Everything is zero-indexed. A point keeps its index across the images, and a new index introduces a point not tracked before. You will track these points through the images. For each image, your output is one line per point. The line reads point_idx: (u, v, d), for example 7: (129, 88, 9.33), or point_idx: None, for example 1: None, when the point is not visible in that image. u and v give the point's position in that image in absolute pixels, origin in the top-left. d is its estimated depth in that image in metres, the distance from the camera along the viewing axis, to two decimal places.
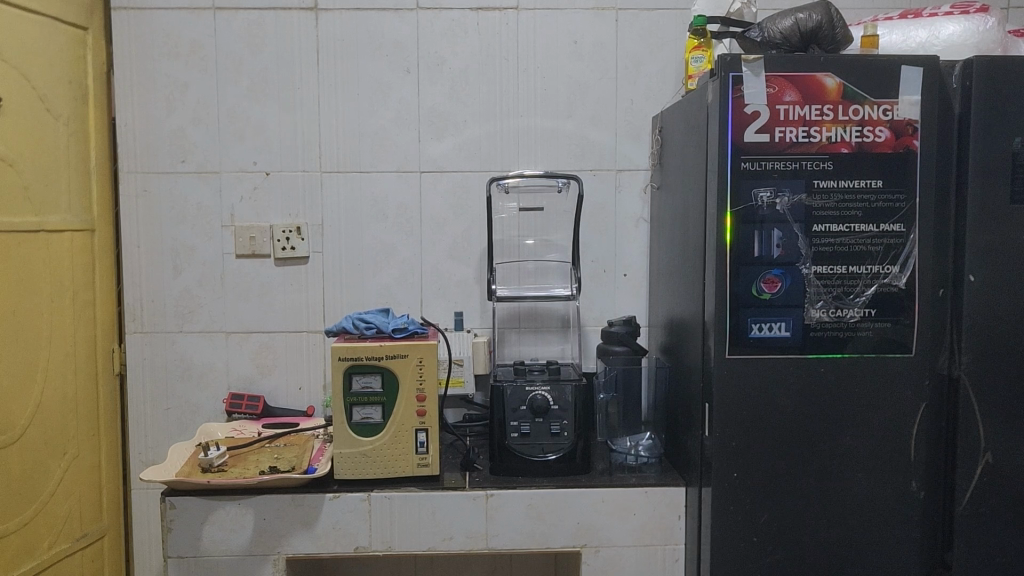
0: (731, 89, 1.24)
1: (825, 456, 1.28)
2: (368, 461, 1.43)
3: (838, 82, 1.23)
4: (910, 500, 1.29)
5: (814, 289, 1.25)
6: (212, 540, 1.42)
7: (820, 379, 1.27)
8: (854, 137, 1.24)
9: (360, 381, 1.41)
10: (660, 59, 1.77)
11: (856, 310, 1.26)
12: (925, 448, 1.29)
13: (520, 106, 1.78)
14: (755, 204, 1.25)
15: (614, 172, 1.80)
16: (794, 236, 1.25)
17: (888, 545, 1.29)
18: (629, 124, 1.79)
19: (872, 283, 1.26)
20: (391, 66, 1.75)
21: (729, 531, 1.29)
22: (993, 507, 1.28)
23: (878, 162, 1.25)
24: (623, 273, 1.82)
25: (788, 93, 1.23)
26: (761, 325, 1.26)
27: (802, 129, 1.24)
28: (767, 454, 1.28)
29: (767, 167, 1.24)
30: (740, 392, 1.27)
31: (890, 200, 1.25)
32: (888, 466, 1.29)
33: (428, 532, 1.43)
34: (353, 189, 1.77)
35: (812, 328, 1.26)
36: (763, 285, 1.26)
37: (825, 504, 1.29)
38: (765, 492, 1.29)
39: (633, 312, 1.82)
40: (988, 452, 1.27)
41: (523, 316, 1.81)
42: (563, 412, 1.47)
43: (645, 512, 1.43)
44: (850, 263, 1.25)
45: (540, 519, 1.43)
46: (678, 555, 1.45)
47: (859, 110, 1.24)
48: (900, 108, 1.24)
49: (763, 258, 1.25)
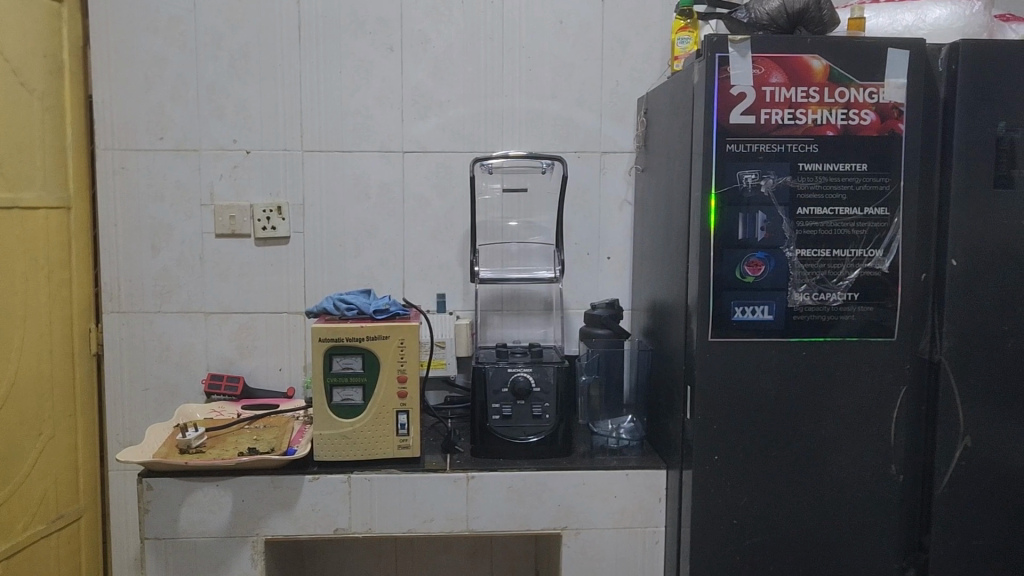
0: (718, 70, 1.23)
1: (805, 440, 1.28)
2: (348, 443, 1.42)
3: (825, 64, 1.23)
4: (889, 483, 1.29)
5: (797, 272, 1.25)
6: (190, 522, 1.41)
7: (803, 362, 1.27)
8: (840, 120, 1.23)
9: (341, 362, 1.40)
10: (646, 40, 1.76)
11: (840, 294, 1.26)
12: (905, 433, 1.29)
13: (506, 85, 1.76)
14: (741, 186, 1.24)
15: (598, 155, 1.78)
16: (778, 219, 1.24)
17: (864, 529, 1.30)
18: (615, 106, 1.77)
19: (855, 267, 1.25)
20: (375, 44, 1.73)
21: (709, 513, 1.29)
22: (971, 490, 1.29)
23: (863, 145, 1.24)
24: (606, 256, 1.81)
25: (775, 74, 1.23)
26: (744, 308, 1.26)
27: (788, 111, 1.23)
28: (748, 437, 1.28)
29: (752, 149, 1.23)
30: (723, 375, 1.27)
31: (876, 183, 1.25)
32: (868, 450, 1.29)
33: (408, 513, 1.42)
34: (335, 168, 1.75)
35: (795, 311, 1.26)
36: (746, 268, 1.25)
37: (804, 489, 1.29)
38: (746, 474, 1.29)
39: (616, 294, 1.82)
40: (967, 436, 1.28)
41: (506, 298, 1.80)
42: (545, 394, 1.46)
43: (626, 495, 1.43)
44: (834, 247, 1.25)
45: (520, 501, 1.42)
46: (658, 538, 1.45)
47: (846, 93, 1.23)
48: (886, 91, 1.24)
49: (747, 241, 1.25)
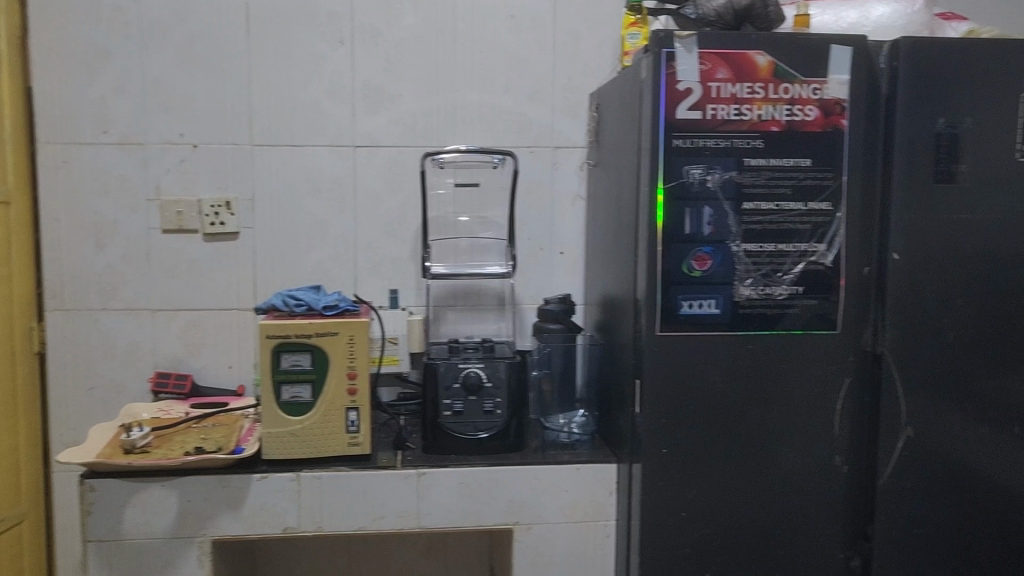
0: (664, 65, 1.23)
1: (751, 433, 1.30)
2: (297, 441, 1.40)
3: (769, 60, 1.24)
4: (833, 474, 1.31)
5: (743, 266, 1.26)
6: (135, 523, 1.38)
7: (749, 355, 1.28)
8: (784, 116, 1.25)
9: (290, 359, 1.39)
10: (598, 35, 1.76)
11: (785, 288, 1.27)
12: (848, 424, 1.31)
13: (458, 80, 1.75)
14: (687, 181, 1.25)
15: (551, 150, 1.78)
16: (724, 214, 1.25)
17: (810, 520, 1.32)
18: (567, 101, 1.78)
19: (800, 261, 1.27)
20: (325, 37, 1.71)
21: (657, 506, 1.30)
22: (912, 480, 1.31)
23: (807, 140, 1.26)
24: (559, 251, 1.81)
25: (720, 70, 1.23)
26: (691, 302, 1.26)
27: (733, 107, 1.24)
28: (696, 429, 1.29)
29: (698, 145, 1.24)
30: (671, 368, 1.28)
31: (820, 178, 1.26)
32: (812, 441, 1.30)
33: (359, 511, 1.40)
34: (285, 163, 1.73)
35: (741, 305, 1.27)
36: (693, 263, 1.26)
37: (751, 480, 1.30)
38: (694, 467, 1.30)
39: (568, 289, 1.82)
40: (908, 426, 1.30)
41: (459, 293, 1.79)
42: (496, 389, 1.46)
43: (577, 489, 1.43)
44: (778, 241, 1.26)
45: (472, 496, 1.42)
46: (609, 531, 1.45)
47: (790, 88, 1.25)
48: (829, 87, 1.25)
49: (693, 235, 1.26)
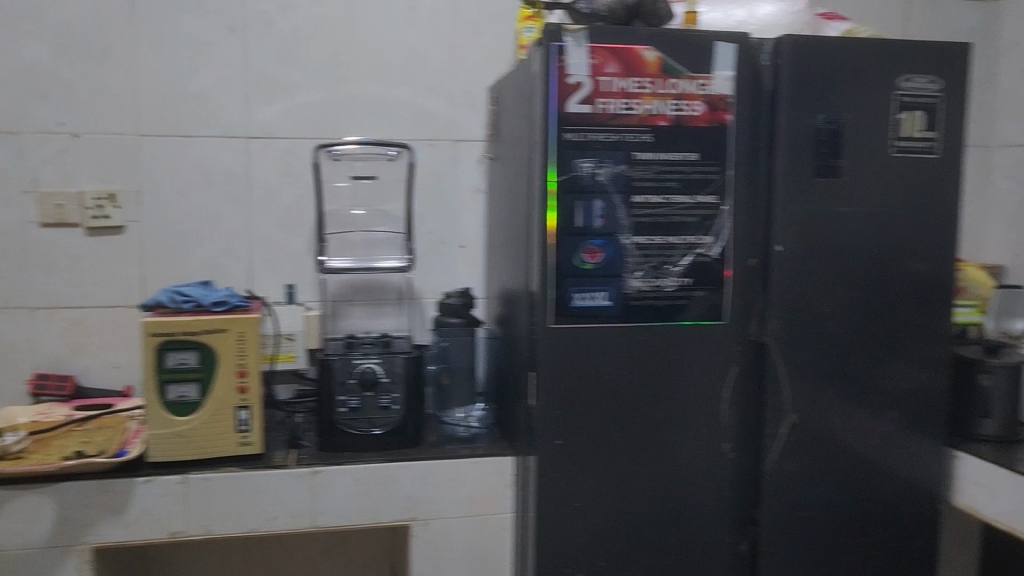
0: (555, 58, 1.23)
1: (642, 422, 1.32)
2: (184, 442, 1.35)
3: (657, 55, 1.26)
4: (721, 461, 1.35)
5: (633, 259, 1.28)
6: (8, 533, 1.31)
7: (640, 346, 1.30)
8: (672, 110, 1.27)
9: (175, 357, 1.34)
10: (497, 29, 1.76)
11: (674, 280, 1.29)
12: (735, 411, 1.35)
13: (355, 71, 1.72)
14: (578, 174, 1.26)
15: (450, 143, 1.77)
16: (614, 207, 1.27)
17: (699, 506, 1.35)
18: (466, 94, 1.77)
19: (688, 253, 1.29)
20: (215, 24, 1.65)
21: (551, 497, 1.31)
22: (796, 465, 1.36)
23: (694, 135, 1.28)
24: (459, 245, 1.80)
25: (609, 65, 1.25)
26: (583, 295, 1.28)
27: (623, 101, 1.26)
28: (589, 420, 1.30)
29: (589, 138, 1.25)
30: (563, 360, 1.29)
31: (706, 172, 1.29)
32: (701, 429, 1.34)
33: (250, 513, 1.37)
34: (174, 154, 1.66)
35: (632, 297, 1.29)
36: (585, 255, 1.27)
37: (642, 469, 1.33)
38: (587, 458, 1.31)
39: (469, 283, 1.81)
40: (792, 413, 1.34)
41: (358, 288, 1.76)
42: (393, 384, 1.45)
43: (474, 483, 1.43)
44: (667, 234, 1.29)
45: (367, 494, 1.40)
46: (507, 523, 1.46)
47: (677, 84, 1.27)
48: (715, 83, 1.28)
49: (585, 228, 1.27)
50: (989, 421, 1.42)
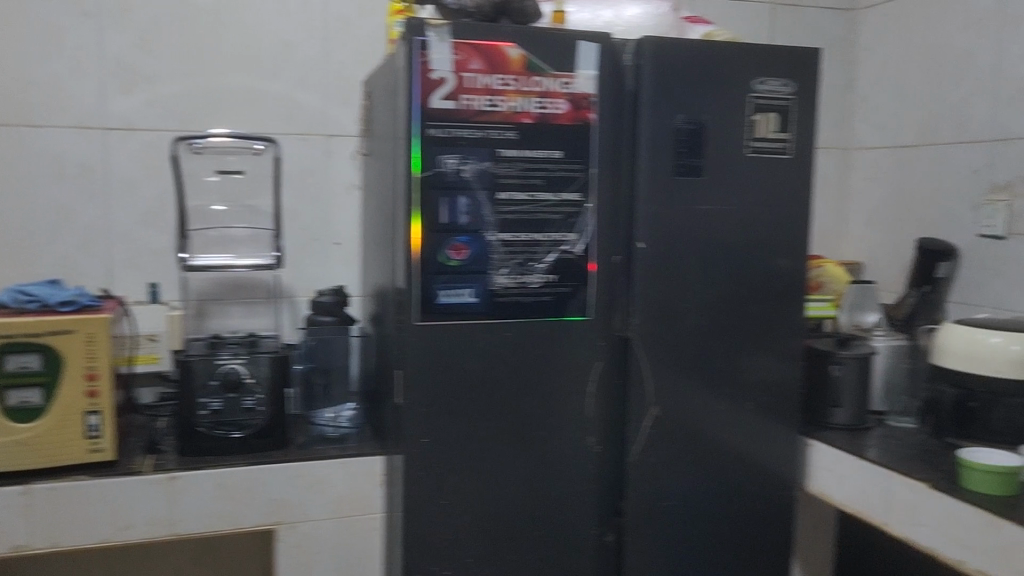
0: (418, 53, 1.22)
1: (509, 418, 1.32)
2: (25, 450, 1.27)
3: (521, 53, 1.26)
4: (587, 455, 1.37)
5: (498, 255, 1.28)
6: None
7: (507, 342, 1.30)
8: (536, 108, 1.28)
9: (16, 360, 1.27)
10: (370, 22, 1.74)
11: (539, 276, 1.30)
12: (600, 406, 1.37)
13: (221, 62, 1.66)
14: (442, 170, 1.25)
15: (323, 138, 1.73)
16: (479, 204, 1.27)
17: (566, 499, 1.37)
18: (340, 88, 1.73)
19: (553, 250, 1.31)
20: (66, 8, 1.56)
21: (417, 496, 1.30)
22: (659, 457, 1.39)
23: (558, 133, 1.29)
24: (334, 242, 1.76)
25: (473, 61, 1.24)
26: (449, 292, 1.27)
27: (486, 98, 1.25)
28: (455, 418, 1.30)
29: (453, 135, 1.25)
30: (429, 358, 1.28)
31: (571, 170, 1.30)
32: (568, 424, 1.35)
33: (100, 522, 1.30)
34: (22, 144, 1.57)
35: (497, 293, 1.29)
36: (450, 252, 1.26)
37: (510, 464, 1.33)
38: (454, 455, 1.31)
39: (344, 280, 1.78)
40: (655, 406, 1.38)
41: (228, 286, 1.70)
42: (257, 385, 1.41)
43: (342, 484, 1.40)
44: (532, 231, 1.29)
45: (229, 498, 1.35)
46: (377, 524, 1.44)
47: (541, 82, 1.28)
48: (578, 82, 1.30)
49: (449, 225, 1.26)
50: (840, 410, 1.50)
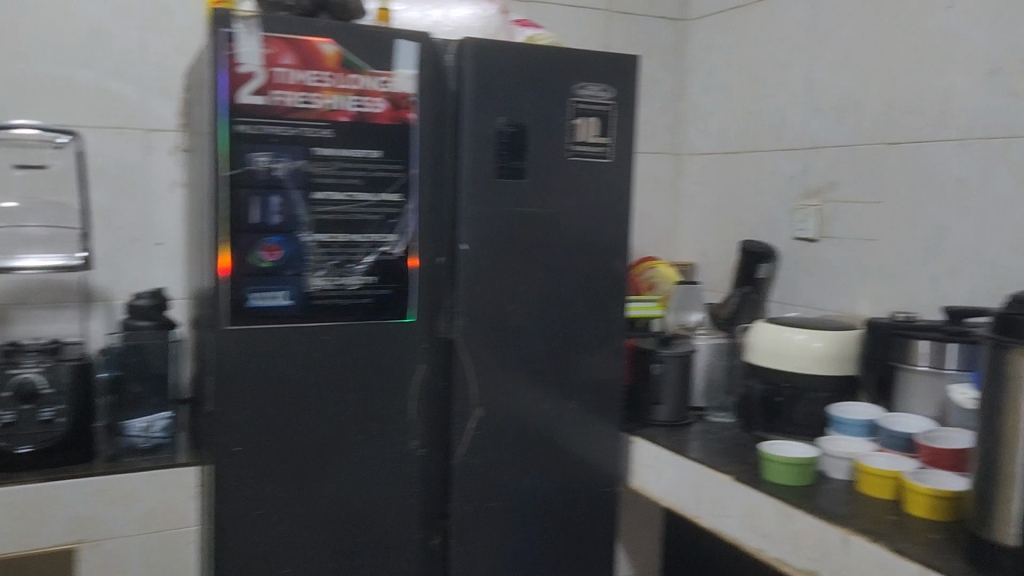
0: (225, 45, 1.17)
1: (328, 423, 1.29)
2: None
3: (336, 49, 1.23)
4: (410, 458, 1.35)
5: (314, 257, 1.25)
6: None
7: (325, 345, 1.27)
8: (353, 106, 1.25)
9: None
10: (193, 12, 1.66)
11: (357, 278, 1.28)
12: (424, 408, 1.36)
13: (23, 47, 1.54)
14: (253, 168, 1.20)
15: (142, 132, 1.64)
16: (294, 204, 1.23)
17: (389, 504, 1.35)
18: (160, 80, 1.64)
19: (372, 251, 1.28)
20: None
21: (230, 506, 1.24)
22: (484, 458, 1.39)
23: (377, 132, 1.27)
24: (155, 242, 1.67)
25: (285, 56, 1.20)
26: (261, 294, 1.22)
27: (300, 94, 1.22)
28: (270, 424, 1.25)
29: (264, 131, 1.20)
30: (241, 363, 1.22)
31: (390, 170, 1.29)
32: (390, 428, 1.33)
33: None
34: None
35: (314, 296, 1.25)
36: (262, 253, 1.22)
37: (330, 470, 1.30)
38: (270, 463, 1.26)
39: (167, 282, 1.69)
40: (479, 407, 1.38)
41: (34, 289, 1.58)
42: (57, 395, 1.31)
43: (153, 497, 1.33)
44: (350, 232, 1.27)
45: (22, 518, 1.25)
46: (192, 537, 1.37)
47: (358, 80, 1.25)
48: (397, 81, 1.28)
49: (261, 225, 1.21)
50: (661, 407, 1.55)
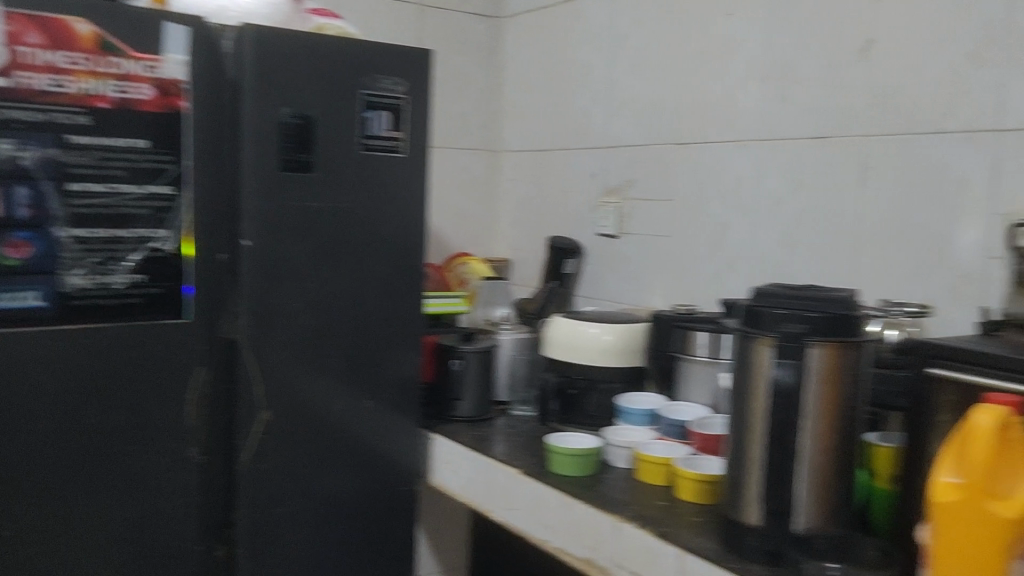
0: None
1: (93, 433, 1.20)
2: None
3: (93, 30, 1.14)
4: (186, 466, 1.29)
5: (70, 253, 1.15)
6: None
7: (87, 350, 1.18)
8: (113, 92, 1.16)
9: None
10: None
11: (122, 276, 1.19)
12: (202, 413, 1.30)
13: None
14: None
15: None
16: (44, 196, 1.13)
17: (163, 515, 1.28)
18: None
19: (138, 248, 1.20)
20: None
21: None
22: (272, 463, 1.34)
23: (142, 121, 1.19)
24: None
25: (30, 34, 1.10)
26: (7, 295, 1.12)
27: (50, 77, 1.12)
28: (23, 437, 1.15)
29: (6, 116, 1.09)
30: None
31: (158, 161, 1.21)
32: (164, 435, 1.26)
33: None
34: None
35: (71, 296, 1.16)
36: (6, 250, 1.12)
37: (95, 483, 1.21)
38: (23, 478, 1.15)
39: None
40: (266, 410, 1.33)
41: None
42: None
43: None
44: (113, 227, 1.18)
45: None
46: None
47: (119, 63, 1.16)
48: (166, 66, 1.20)
49: (5, 219, 1.11)
50: (462, 402, 1.55)
